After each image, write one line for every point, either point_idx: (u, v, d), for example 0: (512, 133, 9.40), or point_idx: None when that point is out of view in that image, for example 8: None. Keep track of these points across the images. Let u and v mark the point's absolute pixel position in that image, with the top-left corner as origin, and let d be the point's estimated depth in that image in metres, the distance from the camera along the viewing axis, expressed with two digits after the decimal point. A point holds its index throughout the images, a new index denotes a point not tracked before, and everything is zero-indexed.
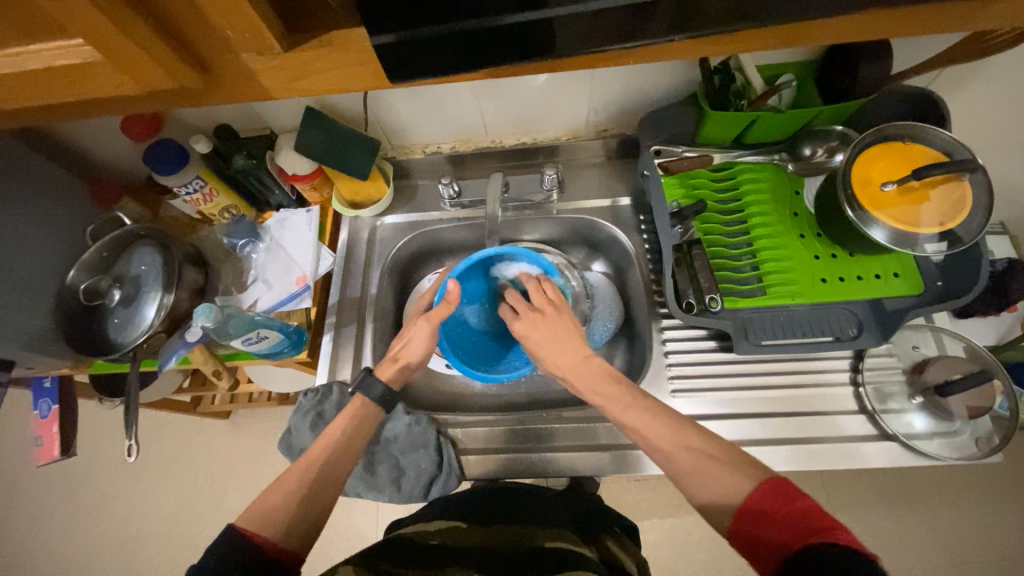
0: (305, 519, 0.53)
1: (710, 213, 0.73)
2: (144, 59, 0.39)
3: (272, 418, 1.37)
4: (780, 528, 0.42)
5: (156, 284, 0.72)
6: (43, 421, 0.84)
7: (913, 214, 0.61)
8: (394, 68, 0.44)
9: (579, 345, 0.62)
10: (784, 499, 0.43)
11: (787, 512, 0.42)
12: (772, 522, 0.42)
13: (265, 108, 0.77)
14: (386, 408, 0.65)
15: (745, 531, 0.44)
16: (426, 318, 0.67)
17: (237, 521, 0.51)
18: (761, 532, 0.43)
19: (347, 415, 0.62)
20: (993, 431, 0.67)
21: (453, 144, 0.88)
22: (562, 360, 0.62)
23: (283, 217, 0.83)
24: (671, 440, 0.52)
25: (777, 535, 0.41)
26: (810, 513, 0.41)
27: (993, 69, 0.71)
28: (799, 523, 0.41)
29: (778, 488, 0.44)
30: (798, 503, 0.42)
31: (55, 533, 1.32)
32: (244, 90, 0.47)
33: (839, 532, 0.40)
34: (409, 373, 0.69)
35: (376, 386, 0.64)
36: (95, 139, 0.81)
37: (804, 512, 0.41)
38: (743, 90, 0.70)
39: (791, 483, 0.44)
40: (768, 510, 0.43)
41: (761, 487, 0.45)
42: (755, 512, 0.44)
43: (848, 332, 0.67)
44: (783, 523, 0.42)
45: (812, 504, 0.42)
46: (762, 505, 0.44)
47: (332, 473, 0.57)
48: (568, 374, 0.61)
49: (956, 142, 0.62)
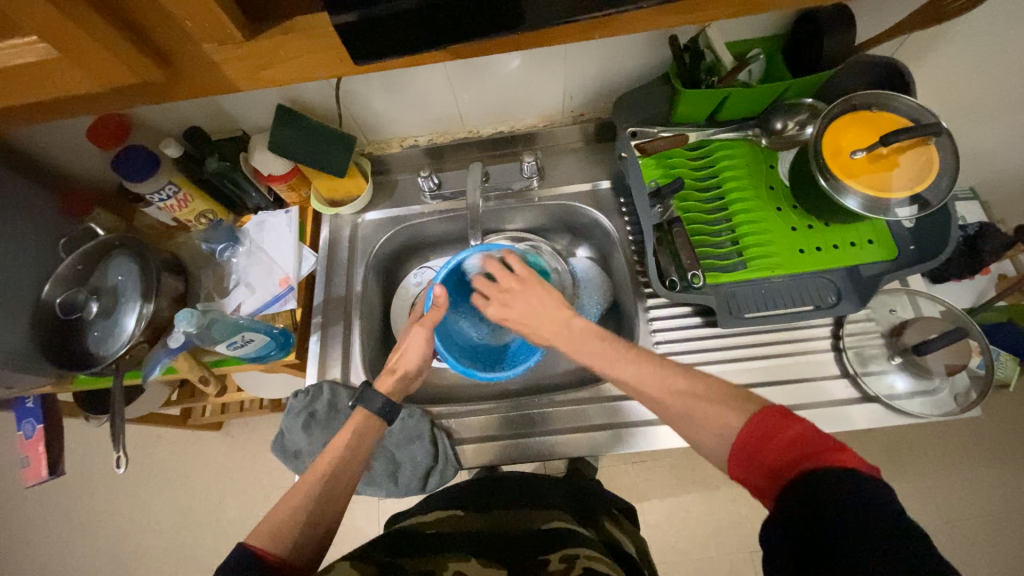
0: (314, 533, 0.53)
1: (688, 191, 0.74)
2: (102, 53, 0.39)
3: (265, 426, 1.36)
4: (776, 455, 0.43)
5: (134, 294, 0.71)
6: (29, 441, 0.82)
7: (884, 179, 0.62)
8: (359, 51, 0.43)
9: (556, 310, 0.61)
10: (778, 426, 0.44)
11: (785, 439, 0.43)
12: (766, 450, 0.44)
13: (235, 108, 0.76)
14: (389, 421, 0.65)
15: (744, 458, 0.45)
16: (420, 322, 0.68)
17: (246, 540, 0.50)
18: (759, 455, 0.44)
19: (351, 428, 0.62)
20: (970, 387, 0.69)
21: (430, 137, 0.87)
22: (540, 324, 0.62)
23: (261, 221, 0.82)
24: (671, 380, 0.53)
25: (775, 461, 0.43)
26: (806, 439, 0.42)
27: (955, 33, 0.72)
28: (797, 451, 0.42)
29: (772, 415, 0.45)
30: (792, 431, 0.43)
31: (50, 555, 1.29)
32: (210, 82, 0.46)
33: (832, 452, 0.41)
34: (408, 384, 0.69)
35: (376, 399, 0.64)
36: (60, 149, 0.79)
37: (799, 437, 0.43)
38: (713, 67, 0.71)
39: (782, 411, 0.45)
40: (767, 439, 0.44)
41: (756, 415, 0.46)
42: (756, 440, 0.44)
43: (827, 300, 0.69)
44: (781, 452, 0.43)
45: (803, 429, 0.43)
46: (760, 435, 0.44)
47: (338, 486, 0.57)
48: (551, 337, 0.61)
49: (921, 107, 0.64)
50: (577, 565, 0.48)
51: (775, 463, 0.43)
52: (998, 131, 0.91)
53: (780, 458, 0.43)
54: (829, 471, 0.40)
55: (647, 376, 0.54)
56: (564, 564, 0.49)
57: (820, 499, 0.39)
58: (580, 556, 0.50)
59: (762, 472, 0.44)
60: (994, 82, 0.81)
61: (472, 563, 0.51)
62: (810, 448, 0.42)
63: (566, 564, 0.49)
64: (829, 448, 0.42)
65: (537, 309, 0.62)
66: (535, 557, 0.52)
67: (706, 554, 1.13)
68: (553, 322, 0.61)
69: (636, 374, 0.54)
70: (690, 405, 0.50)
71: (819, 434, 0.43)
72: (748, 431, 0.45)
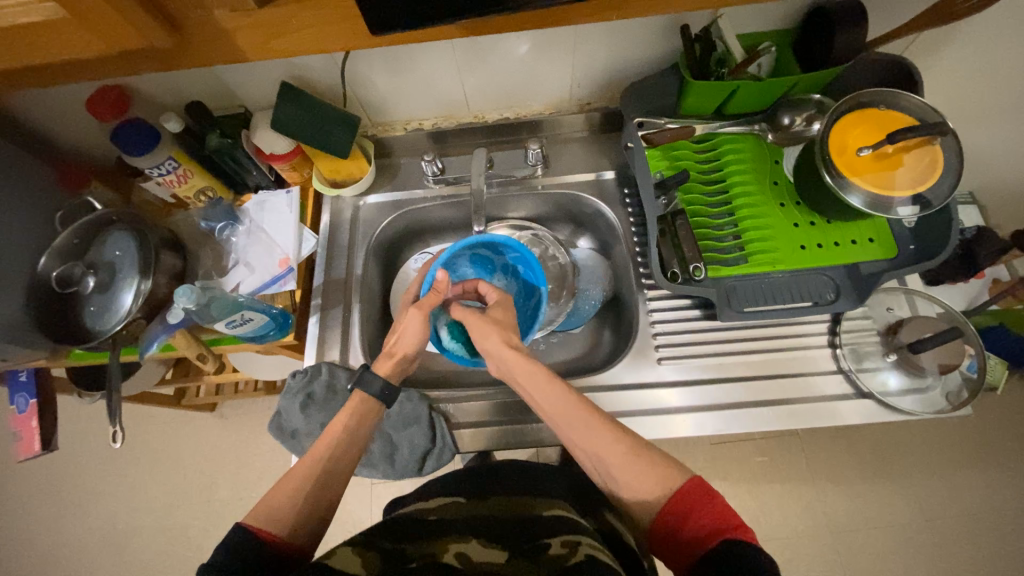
0: (311, 516, 0.53)
1: (692, 183, 0.74)
2: (109, 11, 0.38)
3: (259, 408, 1.36)
4: (693, 524, 0.46)
5: (132, 270, 0.70)
6: (21, 416, 0.81)
7: (888, 178, 0.62)
8: (377, 22, 0.43)
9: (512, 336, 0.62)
10: (700, 500, 0.48)
11: (701, 511, 0.47)
12: (687, 520, 0.47)
13: (239, 84, 0.75)
14: (386, 404, 0.64)
15: (667, 521, 0.48)
16: (417, 306, 0.66)
17: (244, 519, 0.51)
18: (679, 528, 0.47)
19: (349, 410, 0.61)
20: (961, 386, 0.70)
21: (434, 120, 0.86)
22: (491, 339, 0.62)
23: (262, 200, 0.82)
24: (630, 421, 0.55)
25: (693, 531, 0.46)
26: (722, 512, 0.46)
27: (966, 33, 0.72)
28: (709, 522, 0.46)
29: (700, 487, 0.49)
30: (710, 504, 0.47)
31: (40, 532, 1.29)
32: (218, 49, 0.45)
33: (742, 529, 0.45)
34: (405, 367, 0.67)
35: (375, 381, 0.63)
36: (58, 119, 0.77)
37: (716, 510, 0.46)
38: (724, 57, 0.69)
39: (705, 484, 0.49)
40: (684, 511, 0.47)
41: (685, 483, 0.50)
42: (674, 510, 0.48)
43: (826, 297, 0.69)
44: (699, 522, 0.46)
45: (720, 504, 0.47)
46: (680, 507, 0.48)
47: (337, 467, 0.57)
48: (494, 355, 0.62)
49: (928, 107, 0.64)
50: (580, 550, 0.49)
51: (691, 534, 0.46)
52: (1001, 134, 0.91)
53: (696, 527, 0.46)
54: (738, 543, 0.43)
55: (571, 405, 0.56)
56: (566, 548, 0.49)
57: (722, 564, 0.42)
58: (582, 543, 0.50)
59: (682, 542, 0.46)
60: (1001, 84, 0.81)
61: (473, 545, 0.51)
62: (716, 523, 0.45)
63: (568, 548, 0.49)
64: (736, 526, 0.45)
65: (490, 326, 0.62)
66: (536, 541, 0.52)
67: None
68: (507, 345, 0.61)
69: (561, 403, 0.56)
70: None
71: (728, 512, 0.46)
72: (670, 501, 0.49)
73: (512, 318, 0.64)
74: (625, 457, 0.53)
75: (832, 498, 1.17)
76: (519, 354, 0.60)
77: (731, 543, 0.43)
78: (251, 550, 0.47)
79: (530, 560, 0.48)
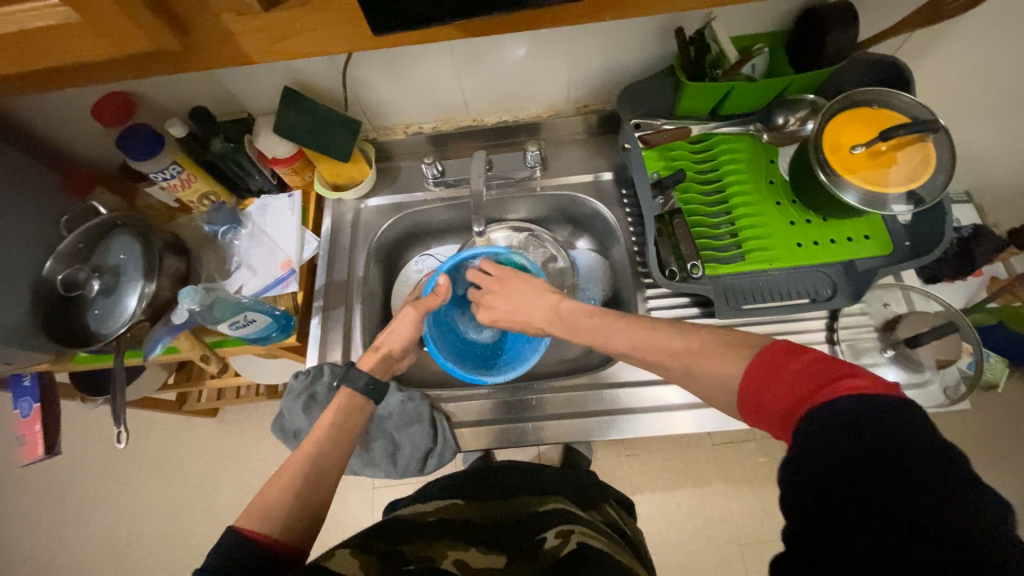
0: (302, 514, 0.52)
1: (689, 183, 0.75)
2: (119, 15, 0.39)
3: (261, 413, 1.36)
4: (783, 389, 0.41)
5: (136, 273, 0.71)
6: (25, 420, 0.82)
7: (882, 176, 0.63)
8: (379, 24, 0.44)
9: (550, 294, 0.70)
10: (782, 362, 0.43)
11: (786, 373, 0.42)
12: (772, 389, 0.42)
13: (242, 89, 0.76)
14: (372, 399, 0.66)
15: (752, 398, 0.44)
16: (413, 304, 0.72)
17: (235, 522, 0.50)
18: (767, 397, 0.43)
19: (335, 407, 0.63)
20: (959, 380, 0.71)
21: (435, 124, 0.87)
22: (534, 310, 0.70)
23: (264, 204, 0.82)
24: (667, 343, 0.55)
25: (785, 399, 0.41)
26: (808, 369, 0.41)
27: (956, 34, 0.74)
28: (798, 383, 0.40)
29: (780, 353, 0.44)
30: (796, 363, 0.42)
31: (42, 539, 1.29)
32: (223, 52, 0.46)
33: (842, 377, 0.39)
34: (390, 365, 0.71)
35: (360, 378, 0.66)
36: (64, 126, 0.78)
37: (804, 367, 0.41)
38: (718, 60, 0.71)
39: (786, 348, 0.44)
40: (767, 381, 0.43)
41: (762, 355, 0.45)
42: (758, 382, 0.44)
43: (823, 293, 0.70)
44: (787, 386, 0.41)
45: (810, 360, 0.41)
46: (762, 381, 0.43)
47: (323, 465, 0.58)
48: (544, 322, 0.69)
49: (919, 105, 0.65)
50: (572, 539, 0.51)
51: (783, 399, 0.41)
52: (994, 132, 0.92)
53: (787, 392, 0.41)
54: (837, 396, 0.37)
55: (643, 340, 0.58)
56: (559, 538, 0.52)
57: (821, 424, 0.37)
58: (574, 531, 0.53)
59: (776, 413, 0.42)
60: (992, 84, 0.82)
61: (473, 551, 0.51)
62: (806, 382, 0.40)
63: (562, 538, 0.52)
64: (835, 377, 0.39)
65: (526, 299, 0.71)
66: (532, 537, 0.53)
67: (698, 546, 1.15)
68: (548, 309, 0.69)
69: (631, 337, 0.59)
70: (687, 378, 0.52)
71: (823, 364, 0.40)
72: (749, 375, 0.45)
73: (535, 285, 0.72)
74: (688, 371, 0.52)
75: None
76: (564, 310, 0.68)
77: (829, 398, 0.38)
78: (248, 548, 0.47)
79: (527, 558, 0.50)
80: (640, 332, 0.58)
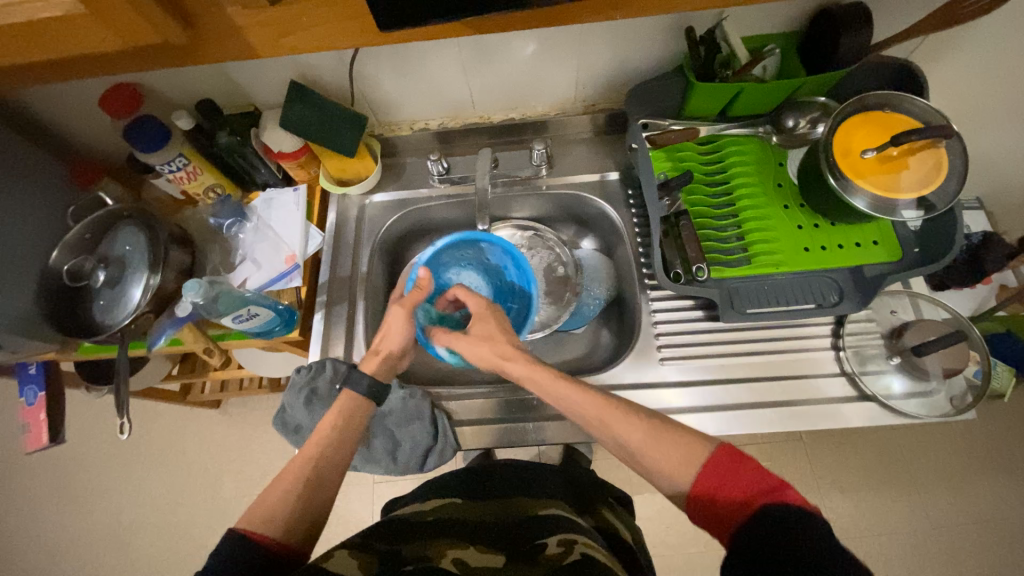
0: (304, 518, 0.53)
1: (696, 185, 0.74)
2: (126, 7, 0.39)
3: (263, 406, 1.37)
4: (735, 491, 0.46)
5: (141, 265, 0.71)
6: (30, 409, 0.82)
7: (892, 181, 0.62)
8: (386, 20, 0.44)
9: (504, 338, 0.61)
10: (734, 466, 0.47)
11: (737, 477, 0.47)
12: (726, 489, 0.47)
13: (249, 82, 0.76)
14: (377, 401, 0.64)
15: (704, 493, 0.47)
16: (400, 304, 0.65)
17: (237, 525, 0.51)
18: (717, 499, 0.47)
19: (338, 408, 0.61)
20: (965, 391, 0.70)
21: (441, 121, 0.87)
22: (481, 353, 0.61)
23: (270, 198, 0.83)
24: (630, 415, 0.54)
25: (733, 501, 0.46)
26: (761, 475, 0.46)
27: (972, 37, 0.72)
28: (753, 487, 0.45)
29: (728, 456, 0.48)
30: (747, 469, 0.47)
31: (46, 526, 1.30)
32: (230, 46, 0.46)
33: (785, 489, 0.45)
34: (394, 364, 0.67)
35: (363, 380, 0.62)
36: (72, 116, 0.78)
37: (755, 473, 0.46)
38: (728, 60, 0.70)
39: (734, 450, 0.49)
40: (721, 482, 0.47)
41: (713, 455, 0.49)
42: (709, 487, 0.47)
43: (830, 298, 0.69)
44: (736, 489, 0.46)
45: (756, 467, 0.47)
46: (714, 483, 0.47)
47: (326, 466, 0.57)
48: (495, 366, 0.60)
49: (933, 110, 0.64)
50: (576, 549, 0.49)
51: (734, 501, 0.46)
52: (1008, 138, 0.90)
53: (739, 493, 0.46)
54: (785, 508, 0.43)
55: (586, 403, 0.55)
56: (562, 547, 0.50)
57: (774, 535, 0.42)
58: (578, 542, 0.51)
59: (723, 515, 0.46)
60: (1007, 88, 0.81)
61: (471, 551, 0.51)
62: (762, 484, 0.45)
63: (564, 547, 0.50)
64: (779, 485, 0.45)
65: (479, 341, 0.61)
66: (532, 542, 0.53)
67: (697, 549, 1.15)
68: (496, 357, 0.60)
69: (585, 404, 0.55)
70: None
71: (767, 473, 0.46)
72: (702, 473, 0.48)
73: (495, 325, 0.63)
74: (651, 439, 0.52)
75: (838, 503, 1.16)
76: (517, 360, 0.59)
77: (774, 509, 0.43)
78: (246, 546, 0.48)
79: (528, 561, 0.49)
80: (593, 401, 0.55)
